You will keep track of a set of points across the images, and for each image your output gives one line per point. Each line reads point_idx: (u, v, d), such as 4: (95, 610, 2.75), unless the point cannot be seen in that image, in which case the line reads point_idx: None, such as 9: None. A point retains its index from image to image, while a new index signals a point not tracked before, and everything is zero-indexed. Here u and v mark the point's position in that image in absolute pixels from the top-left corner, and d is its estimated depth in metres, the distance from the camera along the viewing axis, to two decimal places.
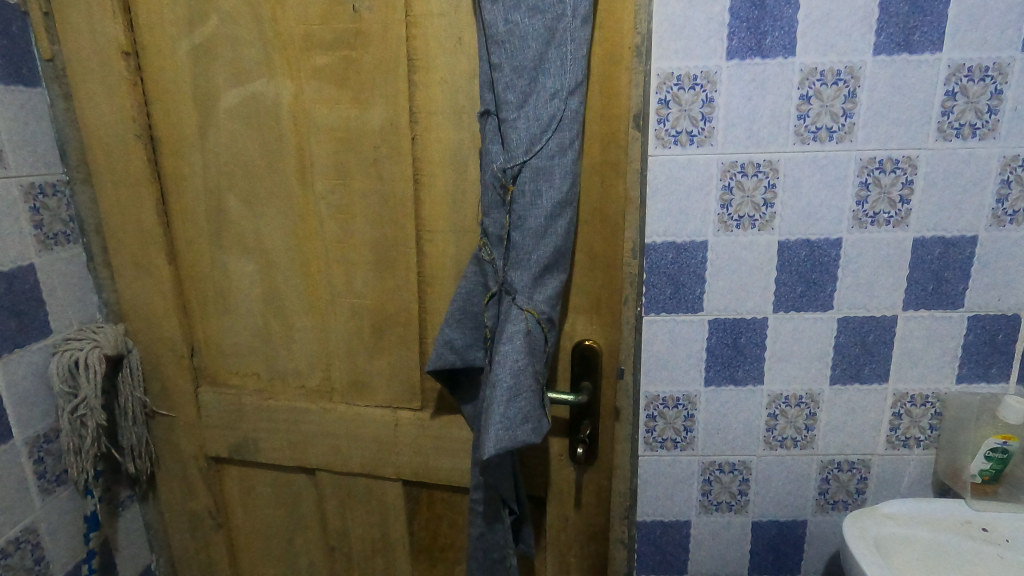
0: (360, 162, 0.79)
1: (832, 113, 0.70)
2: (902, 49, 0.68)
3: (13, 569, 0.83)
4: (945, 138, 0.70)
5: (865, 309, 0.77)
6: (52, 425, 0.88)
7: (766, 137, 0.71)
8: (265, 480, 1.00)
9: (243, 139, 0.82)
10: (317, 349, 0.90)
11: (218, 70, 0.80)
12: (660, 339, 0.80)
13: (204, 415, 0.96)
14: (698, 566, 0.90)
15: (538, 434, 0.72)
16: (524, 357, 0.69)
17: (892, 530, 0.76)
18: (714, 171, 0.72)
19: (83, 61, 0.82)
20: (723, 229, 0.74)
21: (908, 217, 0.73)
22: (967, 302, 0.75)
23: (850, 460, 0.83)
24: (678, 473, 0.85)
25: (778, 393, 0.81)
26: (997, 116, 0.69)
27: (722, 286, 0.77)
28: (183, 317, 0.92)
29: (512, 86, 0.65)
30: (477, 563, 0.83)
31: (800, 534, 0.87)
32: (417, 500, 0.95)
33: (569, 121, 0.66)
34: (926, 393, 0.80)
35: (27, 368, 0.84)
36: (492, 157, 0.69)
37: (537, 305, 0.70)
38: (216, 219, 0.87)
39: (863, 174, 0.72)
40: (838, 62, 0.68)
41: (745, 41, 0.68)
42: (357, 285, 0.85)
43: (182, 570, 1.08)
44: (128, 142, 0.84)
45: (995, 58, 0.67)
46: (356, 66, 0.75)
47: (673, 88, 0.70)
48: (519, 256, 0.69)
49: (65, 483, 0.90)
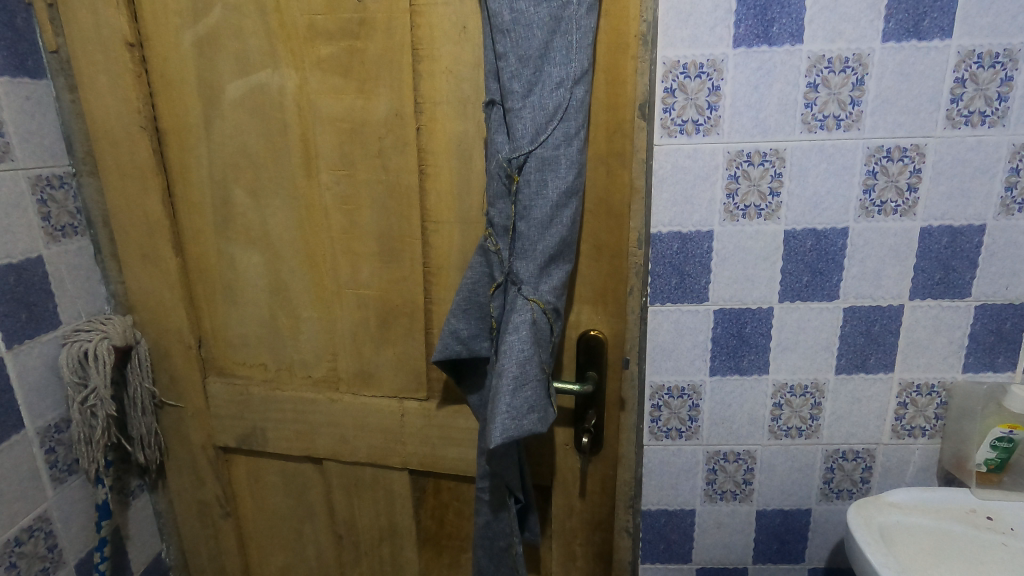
0: (366, 152, 0.79)
1: (840, 101, 0.69)
2: (912, 35, 0.67)
3: (27, 556, 0.84)
4: (954, 127, 0.69)
5: (871, 299, 0.76)
6: (63, 415, 0.89)
7: (772, 126, 0.71)
8: (273, 470, 1.01)
9: (248, 130, 0.82)
10: (324, 339, 0.90)
11: (222, 61, 0.80)
12: (666, 329, 0.80)
13: (212, 405, 0.97)
14: (703, 555, 0.90)
15: (544, 424, 0.72)
16: (530, 347, 0.69)
17: (896, 518, 0.76)
18: (719, 161, 0.72)
19: (87, 52, 0.82)
20: (729, 219, 0.74)
21: (916, 205, 0.72)
22: (974, 292, 0.75)
23: (855, 449, 0.83)
24: (682, 463, 0.86)
25: (783, 383, 0.81)
26: (1007, 103, 0.68)
27: (727, 277, 0.77)
28: (190, 308, 0.93)
29: (517, 76, 0.65)
30: (484, 551, 0.84)
31: (804, 523, 0.88)
32: (424, 489, 0.96)
33: (574, 110, 0.66)
34: (931, 382, 0.80)
35: (38, 358, 0.84)
36: (497, 147, 0.69)
37: (542, 296, 0.70)
38: (222, 210, 0.87)
39: (870, 162, 0.71)
40: (846, 50, 0.68)
41: (752, 29, 0.68)
42: (363, 276, 0.85)
43: (192, 557, 1.09)
44: (133, 133, 0.85)
45: (1006, 44, 0.66)
46: (361, 57, 0.75)
47: (679, 77, 0.70)
48: (524, 246, 0.69)
49: (76, 473, 0.91)
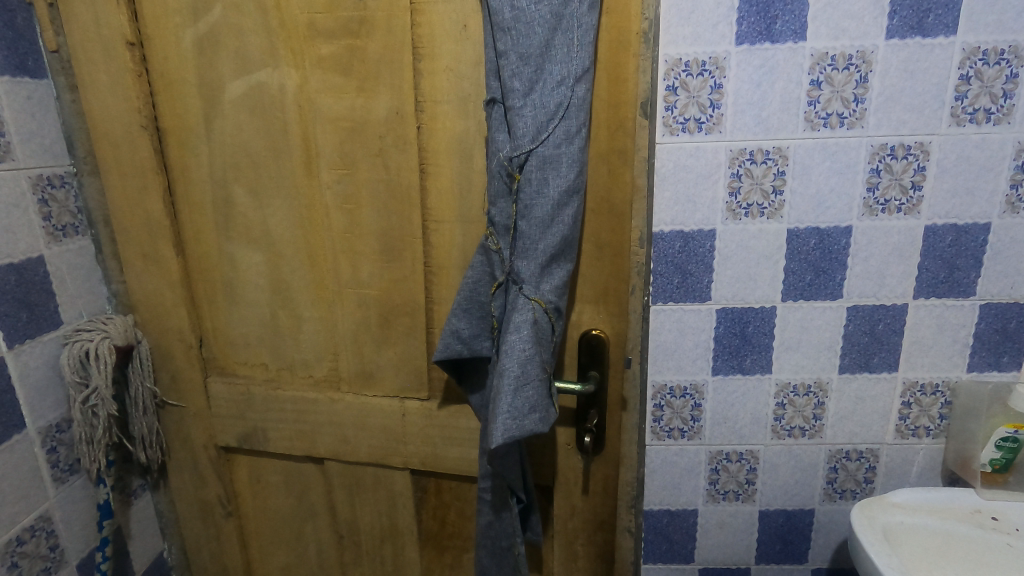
0: (366, 151, 0.79)
1: (843, 99, 0.69)
2: (916, 32, 0.66)
3: (28, 556, 0.84)
4: (959, 124, 0.69)
5: (875, 297, 0.76)
6: (64, 415, 0.89)
7: (775, 124, 0.70)
8: (274, 469, 1.01)
9: (248, 129, 0.82)
10: (324, 339, 0.90)
11: (222, 60, 0.79)
12: (668, 328, 0.79)
13: (213, 404, 0.97)
14: (705, 555, 0.90)
15: (545, 424, 0.71)
16: (531, 347, 0.69)
17: (900, 519, 0.75)
18: (722, 159, 0.72)
19: (87, 51, 0.82)
20: (732, 218, 0.74)
21: (920, 204, 0.72)
22: (979, 290, 0.75)
23: (858, 449, 0.83)
24: (684, 463, 0.85)
25: (786, 382, 0.81)
26: (1012, 100, 0.68)
27: (730, 276, 0.76)
28: (191, 308, 0.93)
29: (518, 74, 0.65)
30: (486, 551, 0.84)
31: (807, 523, 0.87)
32: (425, 489, 0.96)
33: (576, 109, 0.66)
34: (935, 381, 0.79)
35: (39, 358, 0.84)
36: (498, 145, 0.68)
37: (543, 295, 0.70)
38: (223, 210, 0.87)
39: (874, 160, 0.71)
40: (850, 47, 0.67)
41: (754, 26, 0.67)
42: (364, 275, 0.85)
43: (193, 557, 1.09)
44: (134, 133, 0.84)
45: (1012, 41, 0.66)
46: (361, 55, 0.75)
47: (681, 74, 0.69)
48: (525, 245, 0.69)
49: (77, 472, 0.91)
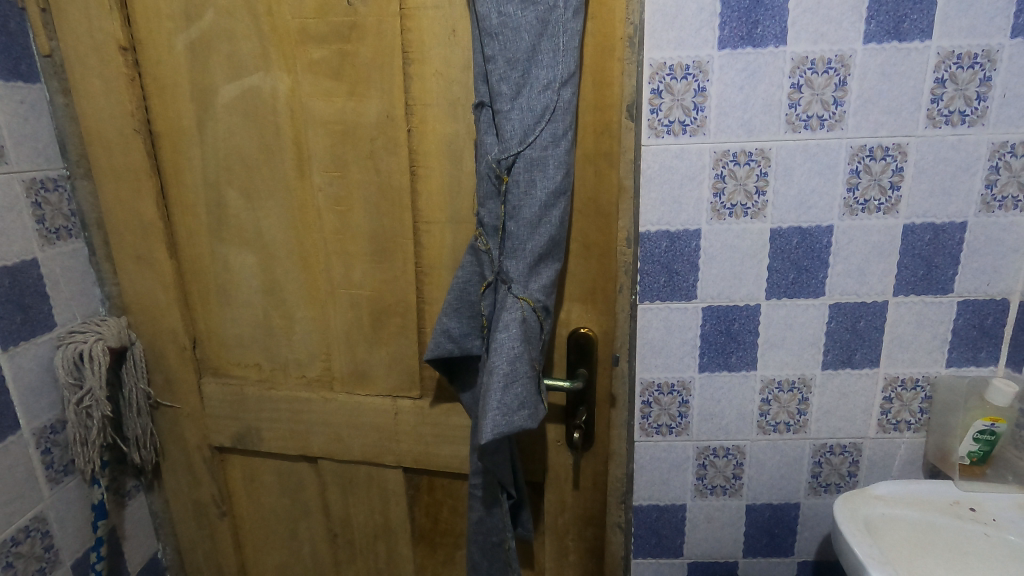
0: (358, 154, 0.80)
1: (823, 101, 0.71)
2: (892, 37, 0.68)
3: (23, 556, 0.84)
4: (935, 126, 0.71)
5: (856, 296, 0.78)
6: (59, 416, 0.90)
7: (757, 126, 0.72)
8: (269, 468, 1.02)
9: (240, 132, 0.83)
10: (317, 339, 0.91)
11: (214, 64, 0.81)
12: (655, 326, 0.81)
13: (207, 404, 0.98)
14: (694, 549, 0.91)
15: (534, 419, 0.73)
16: (520, 344, 0.71)
17: (881, 511, 0.77)
18: (706, 160, 0.73)
19: (81, 57, 0.83)
20: (716, 218, 0.76)
21: (899, 203, 0.74)
22: (956, 288, 0.77)
23: (842, 443, 0.85)
24: (673, 458, 0.87)
25: (771, 379, 0.82)
26: (986, 103, 0.70)
27: (715, 274, 0.78)
28: (184, 309, 0.94)
29: (505, 78, 0.66)
30: (477, 546, 0.85)
31: (793, 516, 0.89)
32: (417, 486, 0.97)
33: (562, 111, 0.67)
34: (916, 376, 0.81)
35: (33, 360, 0.85)
36: (487, 148, 0.70)
37: (532, 294, 0.71)
38: (217, 212, 0.88)
39: (853, 161, 0.73)
40: (829, 51, 0.69)
41: (736, 30, 0.69)
42: (356, 276, 0.86)
43: (188, 556, 1.09)
44: (127, 136, 0.85)
45: (984, 45, 0.68)
46: (352, 60, 0.76)
47: (666, 78, 0.71)
48: (513, 245, 0.70)
49: (71, 473, 0.92)
